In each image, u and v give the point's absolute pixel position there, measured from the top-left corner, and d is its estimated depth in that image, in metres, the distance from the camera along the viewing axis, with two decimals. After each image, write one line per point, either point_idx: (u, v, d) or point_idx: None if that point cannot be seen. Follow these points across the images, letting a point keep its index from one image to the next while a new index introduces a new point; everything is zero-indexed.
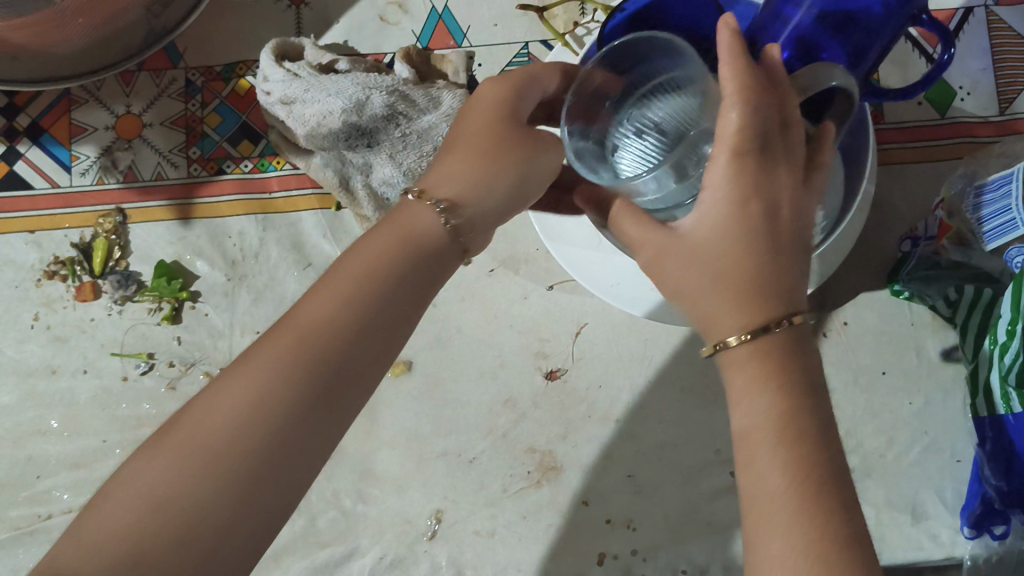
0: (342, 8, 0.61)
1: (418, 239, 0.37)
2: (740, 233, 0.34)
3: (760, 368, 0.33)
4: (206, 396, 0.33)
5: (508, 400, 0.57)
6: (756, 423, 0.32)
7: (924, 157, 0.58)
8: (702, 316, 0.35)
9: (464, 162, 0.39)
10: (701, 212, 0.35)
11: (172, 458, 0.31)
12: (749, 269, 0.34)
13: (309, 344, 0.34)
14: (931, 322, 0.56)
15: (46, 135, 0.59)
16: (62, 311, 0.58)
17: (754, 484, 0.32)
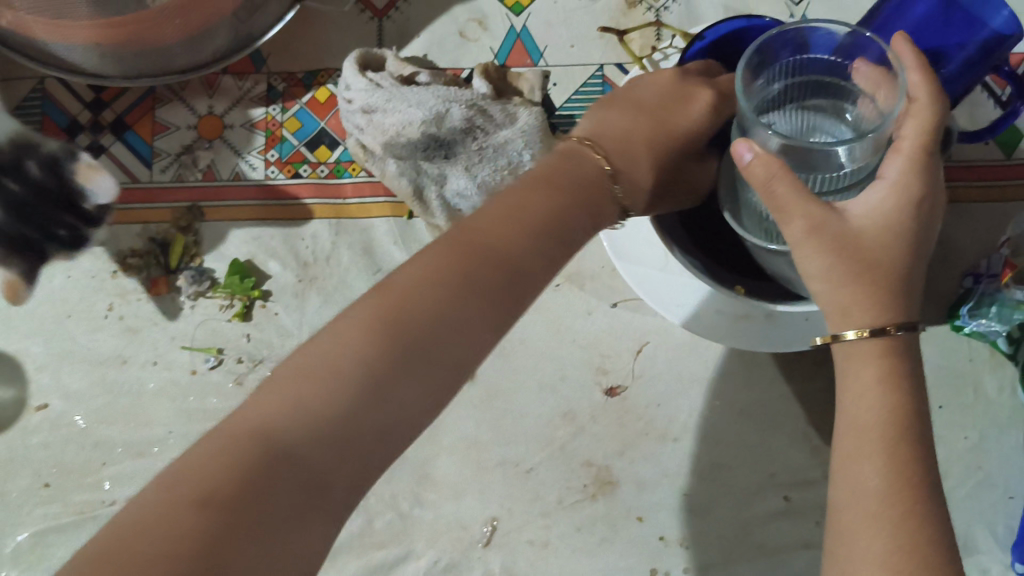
0: (423, 23, 0.62)
1: (594, 189, 0.42)
2: (898, 224, 0.39)
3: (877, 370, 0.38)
4: (416, 273, 0.36)
5: (567, 414, 0.57)
6: (868, 421, 0.37)
7: (988, 197, 0.59)
8: (834, 301, 0.40)
9: (640, 160, 0.44)
10: (874, 203, 0.39)
11: (380, 328, 0.34)
12: (896, 263, 0.39)
13: (505, 252, 0.38)
14: (990, 360, 0.57)
15: (130, 131, 0.61)
16: (135, 302, 0.59)
17: (856, 480, 0.37)
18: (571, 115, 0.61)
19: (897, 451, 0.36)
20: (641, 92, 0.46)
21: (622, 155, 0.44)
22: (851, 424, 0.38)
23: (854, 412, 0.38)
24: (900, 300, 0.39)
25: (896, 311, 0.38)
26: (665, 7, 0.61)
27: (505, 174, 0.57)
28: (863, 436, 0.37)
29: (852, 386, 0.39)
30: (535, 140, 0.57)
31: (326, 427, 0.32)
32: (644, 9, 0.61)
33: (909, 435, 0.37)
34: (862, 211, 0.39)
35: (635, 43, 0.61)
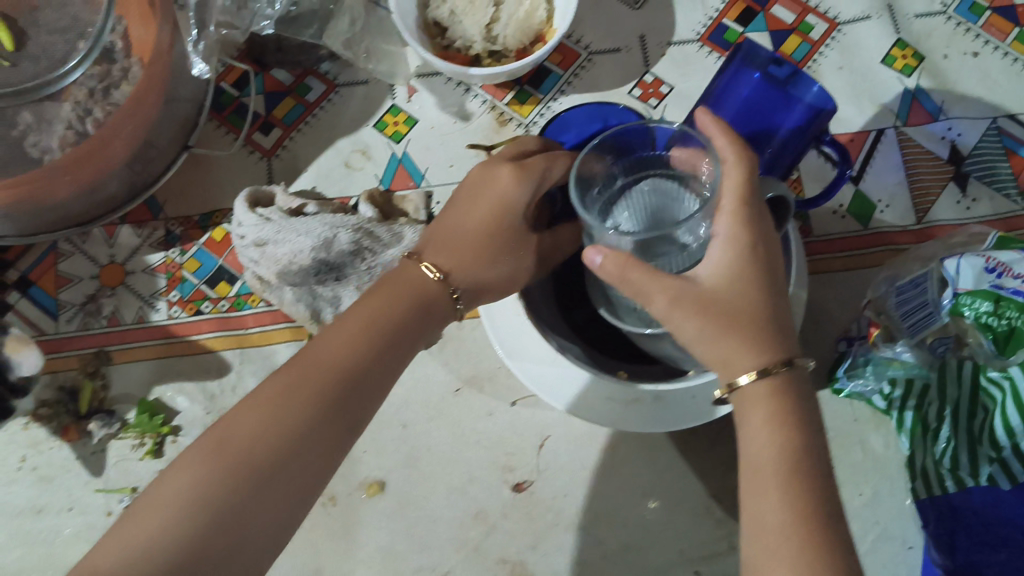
0: (310, 158, 0.66)
1: (423, 293, 0.47)
2: (744, 273, 0.43)
3: (775, 409, 0.41)
4: (242, 410, 0.41)
5: (478, 513, 0.59)
6: (764, 461, 0.40)
7: (852, 266, 0.63)
8: (714, 357, 0.42)
9: (465, 257, 0.48)
10: (717, 265, 0.43)
11: (210, 463, 0.39)
12: (757, 309, 0.42)
13: (336, 369, 0.43)
14: (873, 417, 0.60)
15: (34, 286, 0.63)
16: (48, 451, 0.60)
17: (762, 518, 0.39)
18: None
19: (796, 480, 0.39)
20: (460, 193, 0.50)
21: (442, 251, 0.48)
22: (753, 467, 0.41)
23: (755, 455, 0.41)
24: (771, 341, 0.42)
25: (768, 353, 0.42)
26: (534, 122, 0.67)
27: None
28: (760, 475, 0.40)
29: (751, 430, 0.41)
30: None
31: (171, 552, 0.36)
32: (516, 125, 0.67)
33: (802, 469, 0.39)
34: (712, 270, 0.43)
35: None
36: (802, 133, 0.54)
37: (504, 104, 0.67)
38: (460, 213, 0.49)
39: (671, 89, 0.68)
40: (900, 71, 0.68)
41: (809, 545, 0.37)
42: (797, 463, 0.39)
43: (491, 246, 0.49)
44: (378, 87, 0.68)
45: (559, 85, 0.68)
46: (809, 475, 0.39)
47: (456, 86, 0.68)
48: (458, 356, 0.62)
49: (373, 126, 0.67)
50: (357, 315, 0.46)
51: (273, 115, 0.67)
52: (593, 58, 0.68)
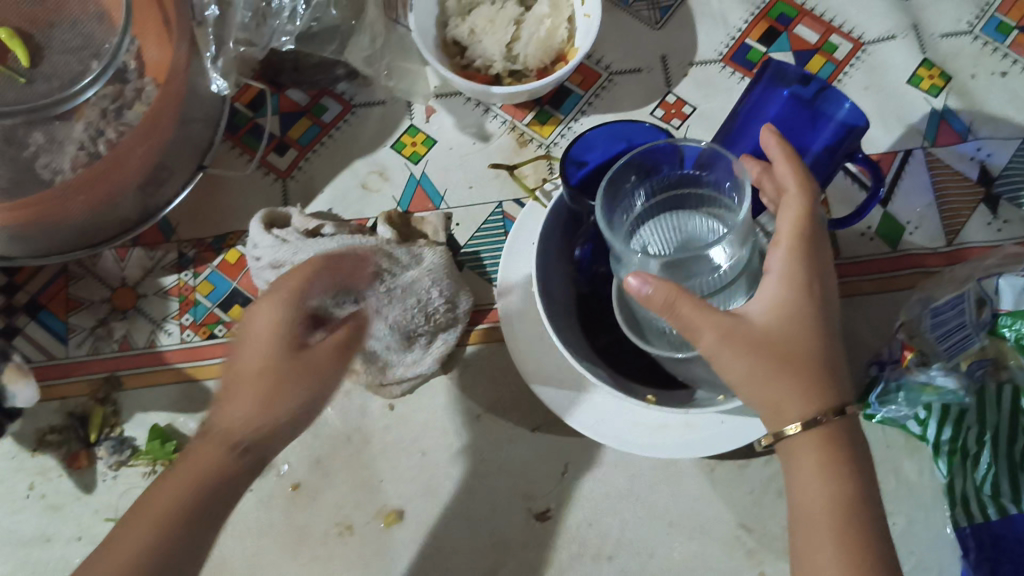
0: (326, 179, 0.65)
1: (211, 473, 0.45)
2: (799, 315, 0.42)
3: (824, 452, 0.42)
4: None
5: (499, 543, 0.57)
6: (815, 507, 0.42)
7: (883, 288, 0.62)
8: (765, 400, 0.42)
9: (256, 416, 0.45)
10: (774, 301, 0.42)
11: None
12: (816, 351, 0.42)
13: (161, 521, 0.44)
14: (906, 443, 0.58)
15: (44, 310, 0.62)
16: (57, 479, 0.58)
17: (813, 562, 0.41)
18: (476, 251, 0.63)
19: (848, 526, 0.41)
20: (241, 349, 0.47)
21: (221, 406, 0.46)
22: (802, 514, 0.42)
23: (803, 499, 0.42)
24: (826, 386, 0.42)
25: (825, 398, 0.41)
26: (555, 142, 0.65)
27: (415, 312, 0.58)
28: (812, 521, 0.42)
29: (801, 478, 0.43)
30: (441, 279, 0.59)
31: None
32: (536, 146, 0.65)
33: (857, 514, 0.41)
34: (763, 309, 0.42)
35: (527, 177, 0.64)
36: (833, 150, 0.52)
37: (524, 125, 0.66)
38: (236, 360, 0.47)
39: (694, 109, 0.66)
40: (927, 91, 0.66)
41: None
42: (849, 510, 0.41)
43: (262, 386, 0.45)
44: (395, 107, 0.67)
45: (579, 105, 0.67)
46: (861, 518, 0.41)
47: (474, 106, 0.66)
48: (477, 381, 0.60)
49: (390, 146, 0.66)
50: (171, 484, 0.44)
51: (289, 136, 0.66)
52: (614, 78, 0.67)
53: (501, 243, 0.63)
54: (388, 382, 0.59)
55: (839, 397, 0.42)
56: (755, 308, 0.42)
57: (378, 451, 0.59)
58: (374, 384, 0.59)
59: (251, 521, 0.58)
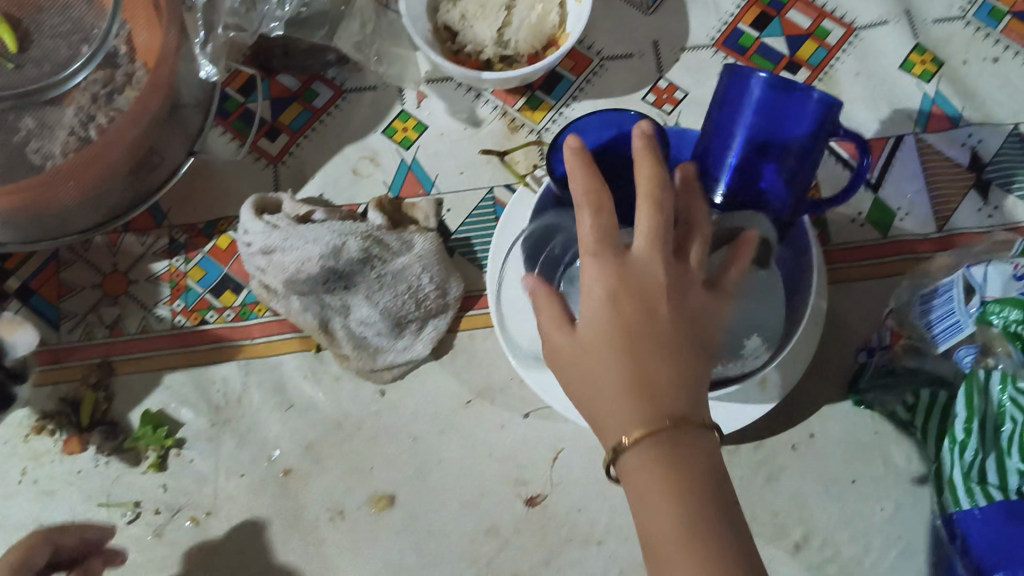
0: (317, 164, 0.65)
1: None
2: (631, 331, 0.39)
3: (651, 469, 0.38)
4: None
5: (490, 528, 0.57)
6: (660, 531, 0.37)
7: (873, 274, 0.62)
8: (600, 417, 0.39)
9: None
10: (587, 318, 0.40)
11: None
12: (623, 371, 0.39)
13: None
14: (894, 429, 0.58)
15: (36, 296, 0.62)
16: (50, 464, 0.58)
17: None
18: (467, 237, 0.63)
19: (701, 552, 0.36)
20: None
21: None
22: (649, 537, 0.37)
23: (653, 525, 0.37)
24: (650, 398, 0.38)
25: (662, 417, 0.38)
26: (546, 128, 0.65)
27: (406, 298, 0.59)
28: (655, 550, 0.37)
29: (638, 500, 0.38)
30: (432, 265, 0.60)
31: None
32: (527, 132, 0.65)
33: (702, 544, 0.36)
34: (593, 320, 0.40)
35: (519, 163, 0.64)
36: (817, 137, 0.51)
37: (514, 110, 0.66)
38: None
39: (685, 95, 0.66)
40: (919, 77, 0.66)
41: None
42: (692, 534, 0.36)
43: None
44: (386, 92, 0.66)
45: (571, 90, 0.66)
46: (722, 543, 0.36)
47: (466, 92, 0.66)
48: (469, 366, 0.60)
49: (381, 132, 0.66)
50: None
51: (280, 122, 0.66)
52: (605, 64, 0.67)
53: (493, 229, 0.63)
54: (380, 366, 0.59)
55: (677, 415, 0.38)
56: (591, 316, 0.40)
57: (366, 438, 0.59)
58: (365, 369, 0.59)
59: (242, 505, 0.58)
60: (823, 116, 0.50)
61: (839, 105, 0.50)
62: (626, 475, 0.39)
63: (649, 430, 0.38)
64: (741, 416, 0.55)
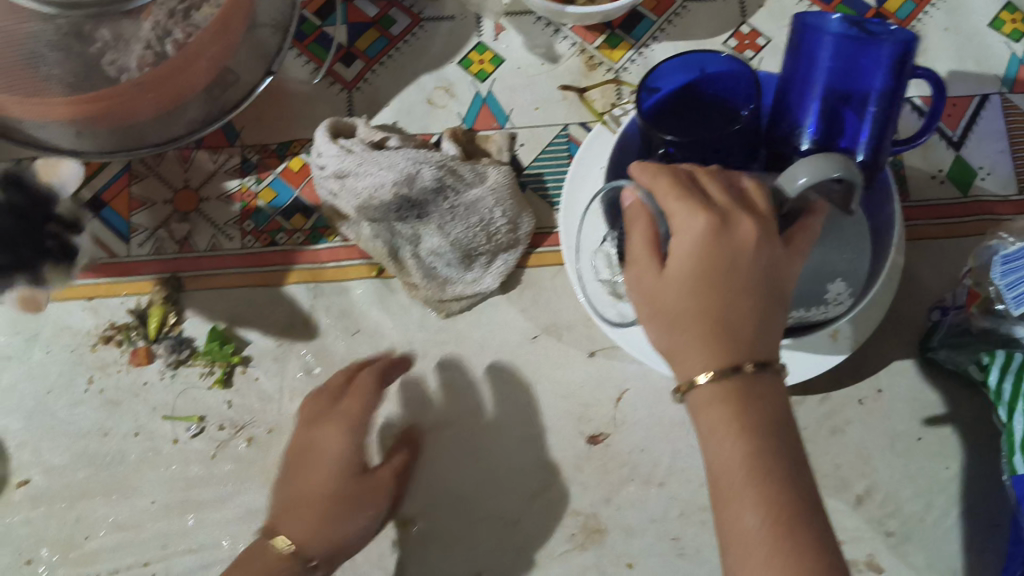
0: (391, 93, 0.64)
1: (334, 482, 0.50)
2: (716, 268, 0.38)
3: (724, 406, 0.37)
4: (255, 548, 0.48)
5: (552, 463, 0.57)
6: (724, 466, 0.36)
7: (950, 234, 0.61)
8: (680, 349, 0.38)
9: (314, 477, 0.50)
10: (677, 252, 0.39)
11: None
12: (706, 307, 0.38)
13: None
14: (964, 390, 0.57)
15: (107, 208, 0.62)
16: (116, 375, 0.59)
17: (730, 526, 0.36)
18: (540, 172, 0.62)
19: (764, 488, 0.35)
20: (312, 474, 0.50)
21: (286, 520, 0.49)
22: (713, 469, 0.37)
23: (717, 459, 0.37)
24: (736, 337, 0.38)
25: (738, 351, 0.37)
26: (624, 68, 0.64)
27: (478, 231, 0.59)
28: (721, 483, 0.37)
29: (704, 435, 0.38)
30: (505, 198, 0.60)
31: None
32: (605, 70, 0.64)
33: (769, 478, 0.35)
34: (681, 251, 0.39)
35: (596, 101, 0.63)
36: (891, 81, 0.50)
37: (593, 48, 0.65)
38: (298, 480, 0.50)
39: (767, 42, 0.65)
40: (1008, 36, 0.65)
41: (781, 553, 0.34)
42: (755, 470, 0.35)
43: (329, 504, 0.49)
44: (464, 23, 0.66)
45: (651, 31, 0.65)
46: (784, 476, 0.36)
47: (545, 27, 0.65)
48: (535, 301, 0.60)
49: (458, 63, 0.65)
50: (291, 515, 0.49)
51: (356, 47, 0.65)
52: (688, 5, 0.66)
53: (566, 166, 0.62)
54: (447, 297, 0.59)
55: (756, 351, 0.38)
56: (680, 247, 0.39)
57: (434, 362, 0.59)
58: (432, 299, 0.59)
59: None
60: (899, 57, 0.49)
61: (915, 42, 0.48)
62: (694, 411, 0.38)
63: (727, 363, 0.37)
64: (807, 366, 0.55)
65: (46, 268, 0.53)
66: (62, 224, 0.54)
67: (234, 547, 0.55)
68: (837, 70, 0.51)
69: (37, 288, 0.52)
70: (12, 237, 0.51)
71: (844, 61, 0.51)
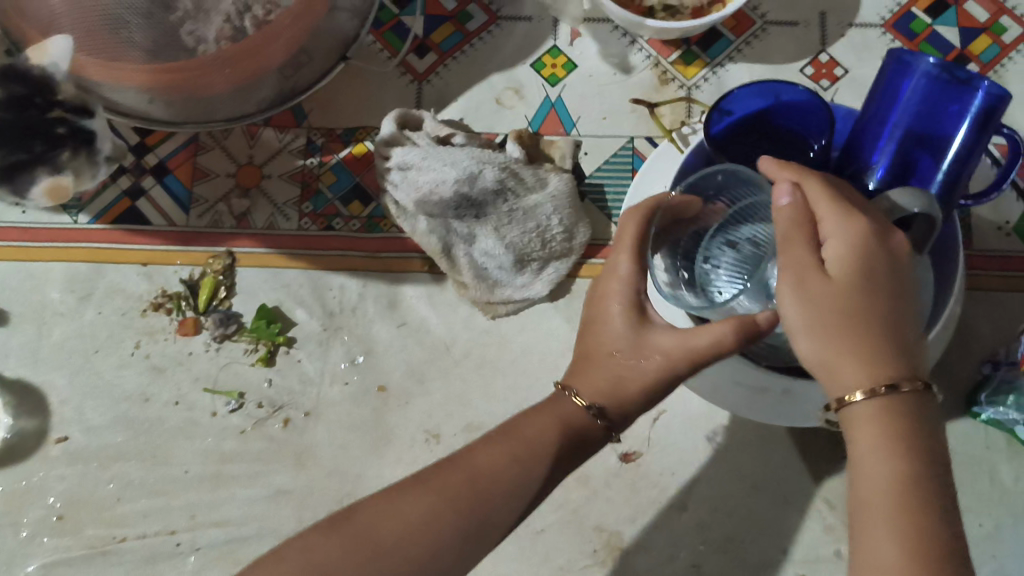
0: (461, 89, 0.64)
1: (618, 347, 0.43)
2: (877, 277, 0.36)
3: (886, 424, 0.35)
4: (520, 423, 0.44)
5: (581, 477, 0.57)
6: (875, 489, 0.34)
7: (1009, 287, 0.60)
8: (832, 360, 0.36)
9: (599, 327, 0.44)
10: (835, 260, 0.37)
11: (459, 480, 0.42)
12: (871, 316, 0.36)
13: (528, 443, 0.43)
14: (1007, 448, 0.56)
15: (171, 175, 0.63)
16: (163, 342, 0.60)
17: (868, 555, 0.34)
18: (600, 183, 0.62)
19: (920, 517, 0.33)
20: (608, 342, 0.44)
21: (577, 375, 0.45)
22: (863, 490, 0.35)
23: (867, 480, 0.35)
24: (897, 353, 0.36)
25: (899, 367, 0.35)
26: (697, 85, 0.64)
27: (533, 237, 0.59)
28: (867, 507, 0.35)
29: (854, 453, 0.36)
30: (564, 207, 0.59)
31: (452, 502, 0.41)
32: (677, 87, 0.64)
33: (924, 513, 0.33)
34: (838, 256, 0.37)
35: (665, 118, 0.63)
36: (976, 133, 0.49)
37: (668, 63, 0.64)
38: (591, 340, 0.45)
39: (845, 73, 0.64)
40: None
41: None
42: (912, 499, 0.34)
43: (630, 362, 0.43)
44: (541, 25, 0.65)
45: (728, 51, 0.65)
46: (940, 509, 0.33)
47: (621, 36, 0.65)
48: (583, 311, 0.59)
49: (530, 65, 0.65)
50: (542, 412, 0.44)
51: (431, 39, 0.65)
52: (768, 28, 0.65)
53: (627, 179, 0.62)
54: (495, 300, 0.59)
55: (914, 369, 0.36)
56: (837, 252, 0.37)
57: (473, 364, 0.59)
58: (480, 300, 0.59)
59: (342, 413, 0.58)
60: (987, 112, 0.49)
61: (1006, 101, 0.48)
62: (848, 425, 0.36)
63: (889, 377, 0.35)
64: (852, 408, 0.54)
65: (63, 157, 0.53)
66: (66, 109, 0.53)
67: (262, 524, 0.56)
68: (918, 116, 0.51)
69: (59, 175, 0.53)
70: (17, 131, 0.52)
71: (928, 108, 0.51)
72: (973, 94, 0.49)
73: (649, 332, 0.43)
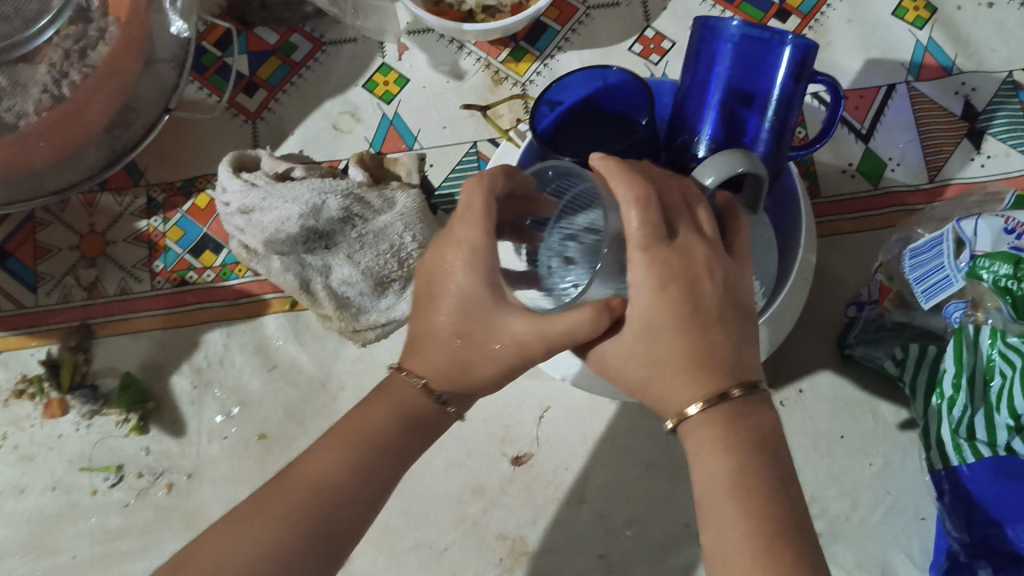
0: (296, 121, 0.64)
1: (464, 322, 0.40)
2: (678, 300, 0.37)
3: (711, 431, 0.37)
4: (355, 419, 0.44)
5: (476, 489, 0.57)
6: (714, 483, 0.36)
7: (863, 227, 0.60)
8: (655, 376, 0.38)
9: (435, 297, 0.41)
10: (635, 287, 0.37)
11: (305, 492, 0.41)
12: (683, 333, 0.37)
13: (363, 445, 0.43)
14: (884, 384, 0.57)
15: (13, 258, 0.61)
16: (30, 429, 0.58)
17: (718, 541, 0.36)
18: (450, 193, 0.62)
19: (754, 501, 0.35)
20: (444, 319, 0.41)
21: (414, 354, 0.43)
22: (701, 484, 0.37)
23: (704, 477, 0.37)
24: (715, 360, 0.37)
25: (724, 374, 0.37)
26: (530, 81, 0.64)
27: (388, 258, 0.57)
28: (715, 498, 0.36)
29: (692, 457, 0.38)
30: (415, 222, 0.58)
31: (301, 517, 0.40)
32: (511, 85, 0.64)
33: (762, 497, 0.35)
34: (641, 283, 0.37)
35: (503, 117, 0.63)
36: (793, 83, 0.50)
37: (498, 62, 0.64)
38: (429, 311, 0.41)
39: (672, 45, 0.64)
40: (911, 23, 0.64)
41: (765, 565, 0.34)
42: (747, 486, 0.36)
43: (464, 343, 0.41)
44: (367, 45, 0.65)
45: (556, 41, 0.65)
46: (778, 483, 0.36)
47: (448, 43, 0.65)
48: None
49: (362, 87, 0.64)
50: (377, 403, 0.44)
51: (258, 77, 0.64)
52: (591, 12, 0.65)
53: None
54: (362, 327, 0.57)
55: (735, 370, 0.37)
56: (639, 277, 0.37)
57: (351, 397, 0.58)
58: (347, 330, 0.57)
59: (226, 469, 0.57)
60: (798, 61, 0.49)
61: (814, 49, 0.49)
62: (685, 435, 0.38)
63: (712, 390, 0.37)
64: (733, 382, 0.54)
65: None
66: None
67: None
68: (735, 77, 0.52)
69: None
70: None
71: (743, 67, 0.52)
72: (781, 48, 0.49)
73: (500, 313, 0.39)
